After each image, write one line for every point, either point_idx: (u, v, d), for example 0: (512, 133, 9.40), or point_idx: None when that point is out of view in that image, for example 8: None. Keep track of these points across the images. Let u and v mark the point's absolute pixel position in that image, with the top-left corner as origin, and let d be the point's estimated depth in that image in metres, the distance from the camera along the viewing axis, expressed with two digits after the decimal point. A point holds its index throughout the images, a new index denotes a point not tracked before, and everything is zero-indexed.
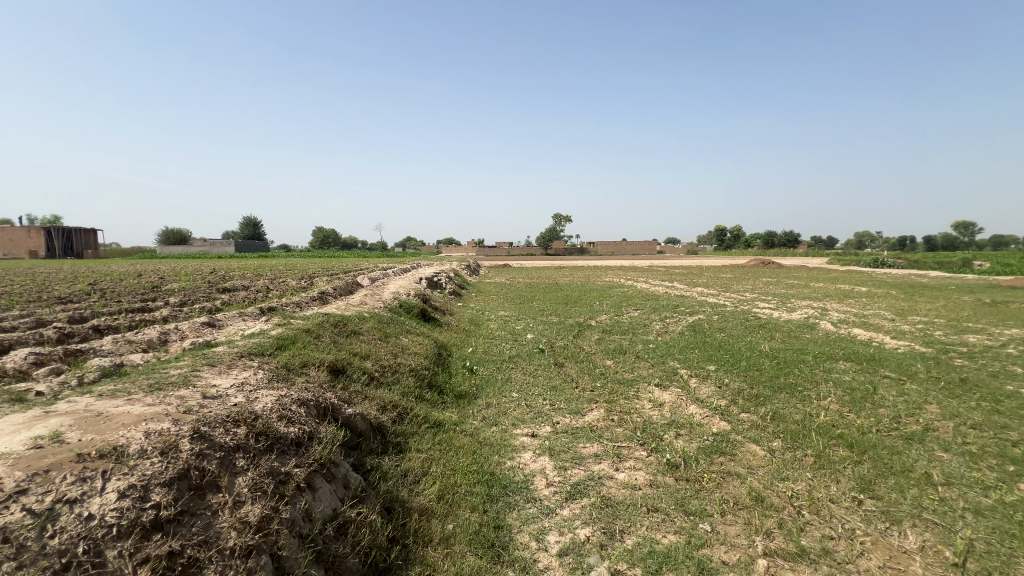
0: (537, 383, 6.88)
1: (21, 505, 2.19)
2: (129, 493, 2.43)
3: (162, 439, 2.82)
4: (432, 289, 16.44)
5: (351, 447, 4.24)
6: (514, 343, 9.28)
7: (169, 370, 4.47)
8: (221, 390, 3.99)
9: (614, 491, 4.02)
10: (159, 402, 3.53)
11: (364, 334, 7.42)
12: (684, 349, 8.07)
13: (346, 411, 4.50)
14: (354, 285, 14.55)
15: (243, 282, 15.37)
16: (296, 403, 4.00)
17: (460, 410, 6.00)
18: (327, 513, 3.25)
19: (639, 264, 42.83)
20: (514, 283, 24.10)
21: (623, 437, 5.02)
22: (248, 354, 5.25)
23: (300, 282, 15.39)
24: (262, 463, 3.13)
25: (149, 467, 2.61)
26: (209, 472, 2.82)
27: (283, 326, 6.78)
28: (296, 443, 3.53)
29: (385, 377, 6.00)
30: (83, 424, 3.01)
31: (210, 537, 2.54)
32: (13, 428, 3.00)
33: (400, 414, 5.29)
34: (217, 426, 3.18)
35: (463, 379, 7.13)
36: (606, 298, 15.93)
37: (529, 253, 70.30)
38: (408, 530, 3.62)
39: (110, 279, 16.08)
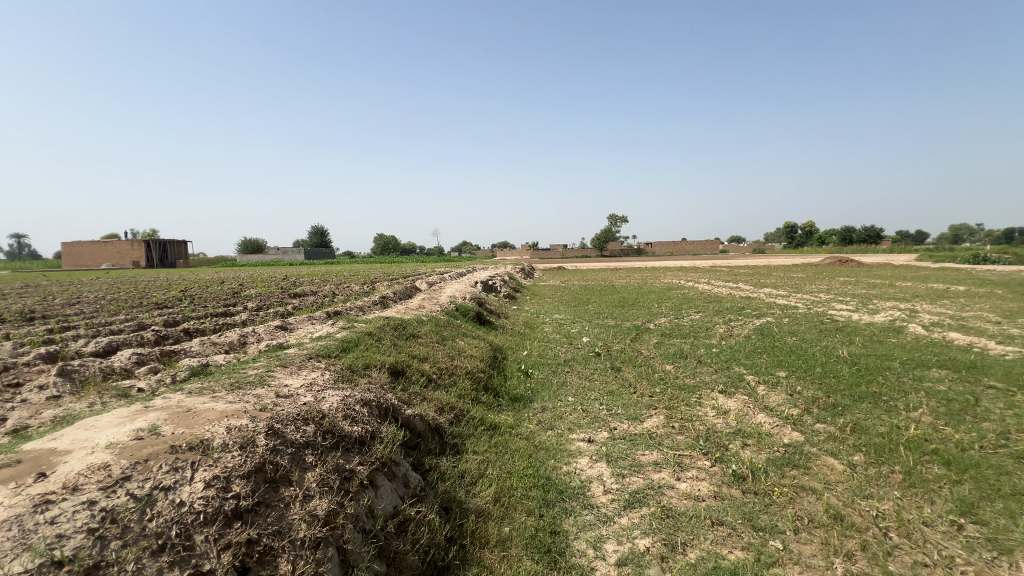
0: (593, 388, 6.77)
1: (125, 490, 2.44)
2: (214, 483, 2.65)
3: (241, 434, 3.05)
4: (486, 292, 16.65)
5: (410, 447, 4.38)
6: (569, 347, 9.19)
7: (247, 370, 4.83)
8: (292, 389, 4.27)
9: (676, 502, 3.86)
10: (239, 400, 3.82)
11: (423, 337, 7.65)
12: (751, 354, 7.62)
13: (405, 412, 4.65)
14: (413, 289, 15.07)
15: (312, 287, 16.40)
16: (359, 403, 4.19)
17: (515, 413, 6.03)
18: (389, 510, 3.38)
19: (701, 265, 41.07)
20: (569, 285, 23.93)
21: (684, 445, 4.82)
22: (316, 355, 5.58)
23: (363, 287, 16.16)
24: (329, 460, 3.30)
25: (231, 459, 2.83)
26: (282, 466, 3.02)
27: (348, 329, 7.16)
28: (359, 441, 3.70)
29: (443, 379, 6.16)
30: (175, 418, 3.32)
31: (283, 528, 2.71)
32: (119, 420, 3.36)
33: (457, 415, 5.40)
34: (289, 423, 3.40)
35: (519, 382, 7.16)
36: (665, 300, 15.38)
37: (584, 255, 69.64)
38: (465, 531, 3.67)
39: (198, 285, 17.78)
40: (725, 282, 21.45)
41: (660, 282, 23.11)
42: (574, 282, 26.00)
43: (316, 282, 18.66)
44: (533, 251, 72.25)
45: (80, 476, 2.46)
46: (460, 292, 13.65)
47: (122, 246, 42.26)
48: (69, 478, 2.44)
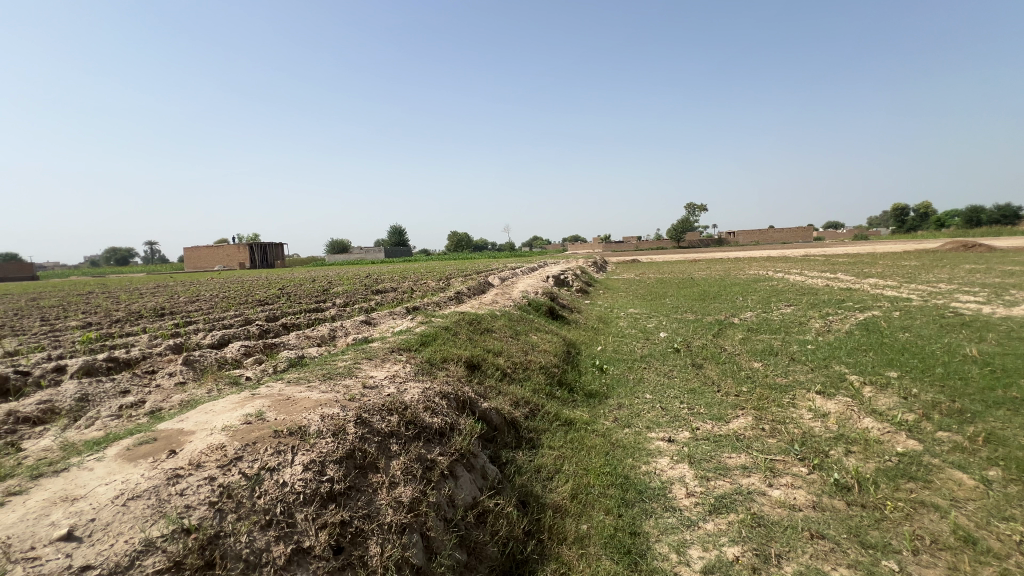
0: (673, 385, 6.48)
1: (238, 469, 2.71)
2: (311, 466, 2.87)
3: (333, 422, 3.28)
4: (558, 286, 16.54)
5: (487, 439, 4.47)
6: (646, 342, 8.88)
7: (337, 362, 5.18)
8: (377, 380, 4.52)
9: (768, 510, 3.58)
10: (331, 389, 4.12)
11: (497, 332, 7.76)
12: (855, 352, 6.87)
13: (482, 405, 4.74)
14: (486, 284, 15.37)
15: (393, 284, 17.33)
16: (438, 395, 4.34)
17: (591, 410, 5.93)
18: (468, 501, 3.47)
19: (791, 254, 37.85)
20: (644, 278, 23.12)
21: (776, 449, 4.46)
22: (398, 349, 5.86)
23: (438, 284, 16.76)
24: (411, 449, 3.46)
25: (325, 445, 3.05)
26: (370, 453, 3.21)
27: (426, 323, 7.45)
28: (439, 432, 3.83)
29: (517, 373, 6.21)
30: (278, 405, 3.64)
31: (373, 511, 2.88)
32: (232, 406, 3.76)
33: (532, 410, 5.42)
34: (375, 413, 3.60)
35: (594, 378, 7.04)
36: (750, 293, 14.34)
37: (660, 246, 67.01)
38: (543, 525, 3.68)
39: (293, 284, 19.46)
40: (820, 273, 19.56)
41: (745, 274, 21.57)
42: (649, 275, 25.01)
43: (396, 279, 19.71)
44: (605, 244, 70.54)
45: (202, 454, 2.77)
46: (532, 287, 13.68)
47: (230, 249, 47.28)
48: (193, 456, 2.76)
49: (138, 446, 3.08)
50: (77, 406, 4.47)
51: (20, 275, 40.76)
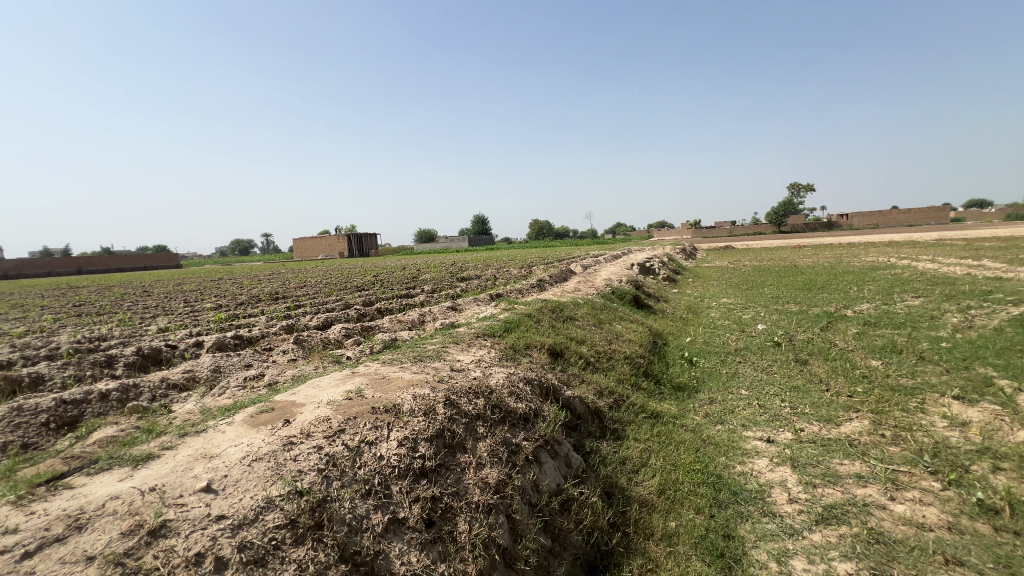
0: (773, 382, 5.97)
1: (341, 440, 2.95)
2: (405, 442, 3.05)
3: (425, 402, 3.45)
4: (644, 275, 15.92)
5: (571, 427, 4.45)
6: (741, 335, 8.25)
7: (427, 346, 5.43)
8: (464, 364, 4.69)
9: (890, 527, 3.18)
10: (422, 371, 4.34)
11: (580, 320, 7.66)
12: (1006, 352, 5.82)
13: (565, 393, 4.72)
14: (568, 272, 15.24)
15: (476, 271, 17.82)
16: (522, 380, 4.40)
17: (678, 403, 5.66)
18: (553, 488, 3.49)
19: (921, 239, 32.94)
20: (739, 266, 21.50)
21: (901, 459, 3.94)
22: (483, 334, 6.00)
23: (520, 271, 16.91)
24: (497, 433, 3.54)
25: (417, 424, 3.22)
26: (458, 434, 3.33)
27: (509, 310, 7.57)
28: (523, 417, 3.89)
29: (600, 363, 6.10)
30: (375, 383, 3.91)
31: (461, 490, 3.00)
32: (335, 382, 4.10)
33: (616, 400, 5.30)
34: (463, 395, 3.74)
35: (682, 370, 6.70)
36: (868, 282, 12.72)
37: (756, 232, 61.88)
38: (629, 519, 3.59)
39: (386, 272, 20.83)
40: (960, 259, 16.77)
41: (861, 261, 19.15)
42: (745, 263, 23.15)
43: (479, 267, 20.22)
44: (694, 229, 66.61)
45: (312, 425, 3.06)
46: (615, 275, 13.31)
47: (330, 239, 51.59)
48: (304, 426, 3.06)
49: (260, 414, 3.47)
50: (212, 377, 5.16)
51: (168, 265, 47.84)
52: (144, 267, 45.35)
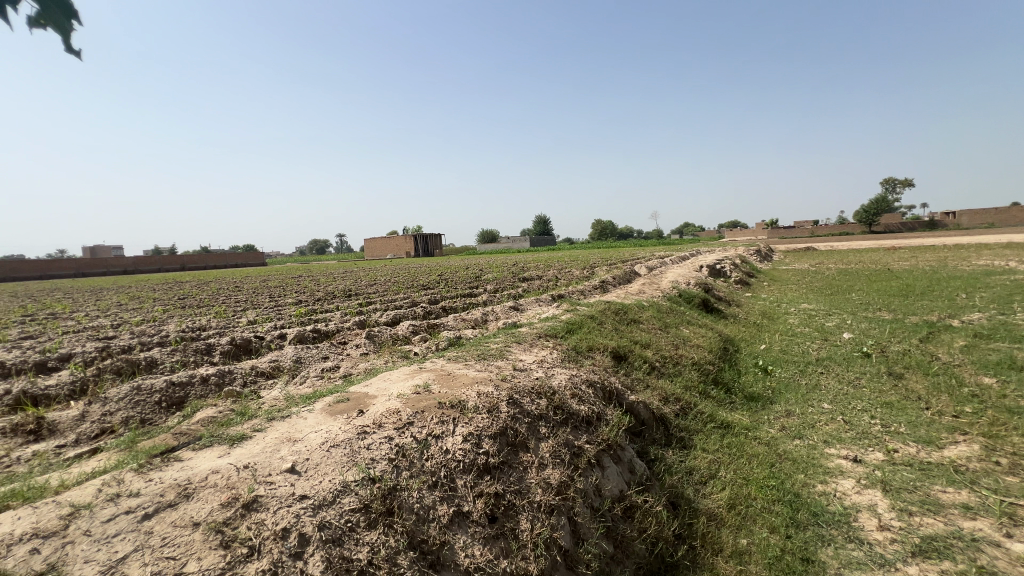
0: (861, 397, 5.46)
1: (410, 432, 3.08)
2: (470, 438, 3.13)
3: (488, 400, 3.53)
4: (714, 277, 15.16)
5: (635, 433, 4.34)
6: (824, 344, 7.62)
7: (490, 344, 5.53)
8: (526, 364, 4.73)
9: (1004, 567, 2.81)
10: (485, 369, 4.43)
11: (645, 323, 7.44)
12: None
13: (629, 398, 4.61)
14: (632, 274, 14.86)
15: (538, 272, 17.85)
16: (585, 383, 4.36)
17: (751, 414, 5.34)
18: (616, 493, 3.42)
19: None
20: (822, 269, 19.85)
21: (1020, 492, 3.46)
22: (545, 335, 6.01)
23: (582, 272, 16.71)
24: (559, 434, 3.54)
25: (481, 421, 3.30)
26: (521, 433, 3.37)
27: (571, 311, 7.51)
28: (586, 420, 3.86)
29: (666, 368, 5.89)
30: (441, 380, 4.05)
31: (523, 488, 3.03)
32: (404, 376, 4.29)
33: (683, 408, 5.09)
34: (526, 395, 3.78)
35: (756, 379, 6.30)
36: (980, 289, 11.27)
37: (842, 232, 56.87)
38: (696, 532, 3.45)
39: (450, 271, 21.47)
40: None
41: (972, 265, 16.98)
42: (828, 266, 21.31)
43: (540, 267, 20.25)
44: (770, 229, 62.42)
45: (383, 416, 3.22)
46: (683, 277, 12.79)
47: (398, 240, 53.93)
48: (376, 416, 3.22)
49: (337, 403, 3.71)
50: (294, 367, 5.59)
51: (256, 263, 52.29)
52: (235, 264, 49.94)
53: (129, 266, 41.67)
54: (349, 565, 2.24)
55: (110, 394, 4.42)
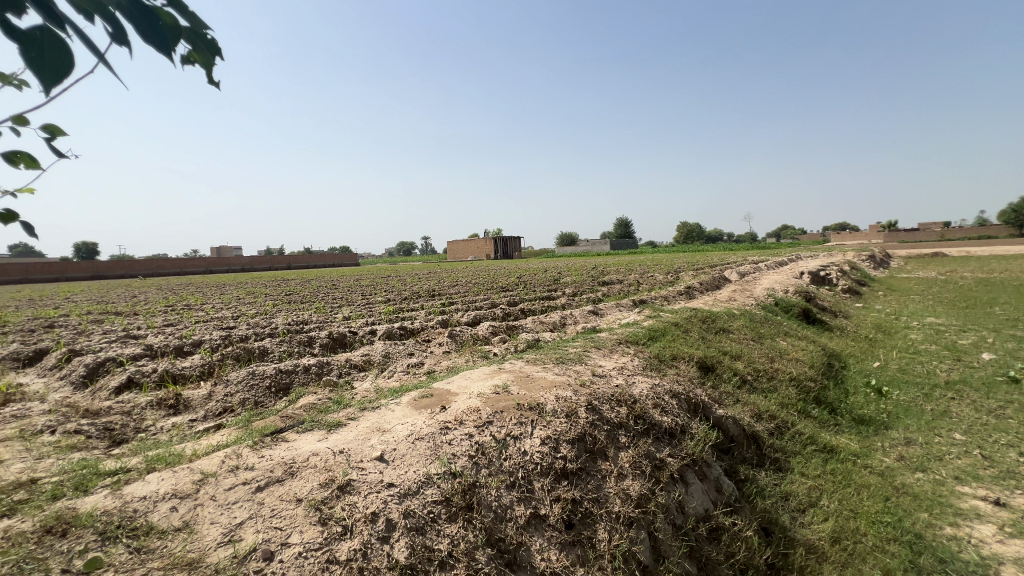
0: (1005, 429, 4.66)
1: (490, 431, 3.15)
2: (547, 442, 3.13)
3: (567, 405, 3.50)
4: (817, 286, 13.78)
5: (723, 450, 4.07)
6: (957, 365, 6.60)
7: (569, 348, 5.49)
8: (606, 370, 4.63)
9: None
10: (564, 373, 4.41)
11: (735, 332, 6.95)
12: None
13: (717, 412, 4.33)
14: (722, 280, 13.96)
15: (619, 276, 17.43)
16: (668, 393, 4.17)
17: (861, 440, 4.78)
18: (700, 512, 3.24)
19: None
20: (954, 278, 17.20)
21: None
22: (626, 341, 5.85)
23: (665, 277, 16.03)
24: (640, 444, 3.43)
25: (560, 425, 3.29)
26: (599, 441, 3.31)
27: (654, 318, 7.23)
28: (669, 432, 3.69)
29: (760, 382, 5.46)
30: (520, 381, 4.09)
31: (602, 497, 2.97)
32: (484, 376, 4.40)
33: (778, 426, 4.68)
34: (605, 402, 3.70)
35: (867, 401, 5.63)
36: None
37: (981, 236, 49.00)
38: (792, 563, 3.15)
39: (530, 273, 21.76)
40: None
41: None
42: (963, 274, 18.42)
43: (621, 271, 19.74)
44: (887, 233, 55.44)
45: (464, 413, 3.33)
46: (780, 284, 11.77)
47: (479, 242, 55.52)
48: (457, 413, 3.34)
49: (422, 398, 3.90)
50: (383, 362, 5.96)
51: (351, 263, 56.68)
52: (332, 264, 54.50)
53: (247, 265, 47.13)
54: (431, 555, 2.34)
55: (232, 377, 5.03)
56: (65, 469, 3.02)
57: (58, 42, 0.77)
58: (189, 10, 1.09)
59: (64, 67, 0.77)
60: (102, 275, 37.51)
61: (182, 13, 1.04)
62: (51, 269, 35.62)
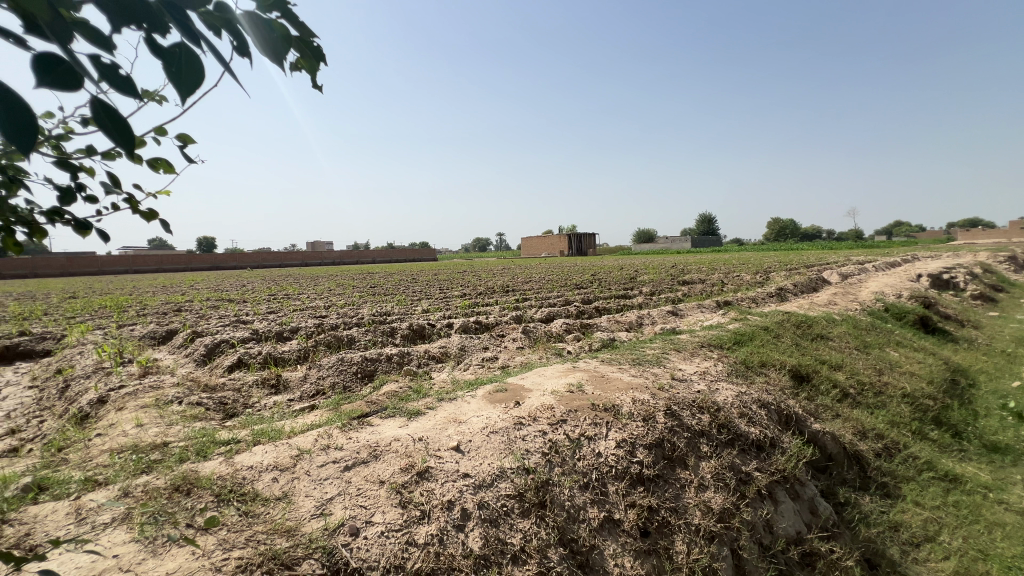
0: None
1: (564, 430, 3.13)
2: (623, 445, 3.05)
3: (644, 408, 3.39)
4: (939, 291, 12.08)
5: (819, 468, 3.72)
6: None
7: (647, 350, 5.30)
8: (686, 374, 4.42)
9: None
10: (641, 375, 4.27)
11: (836, 340, 6.30)
12: None
13: (813, 426, 3.96)
14: (820, 282, 12.72)
15: (701, 275, 16.48)
16: (757, 403, 3.89)
17: (994, 471, 4.13)
18: (791, 534, 3.00)
19: None
20: None
21: None
22: (709, 345, 5.53)
23: (753, 277, 14.93)
24: (724, 455, 3.23)
25: (636, 429, 3.20)
26: (679, 448, 3.17)
27: (740, 321, 6.77)
28: (757, 445, 3.45)
29: (865, 397, 4.91)
30: (594, 381, 4.02)
31: (680, 507, 2.85)
32: (558, 374, 4.38)
33: (888, 448, 4.17)
34: (686, 408, 3.53)
35: (1003, 426, 4.84)
36: None
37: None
38: None
39: (604, 270, 21.36)
40: None
41: None
42: None
43: (703, 271, 18.72)
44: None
45: (538, 410, 3.34)
46: (893, 288, 10.47)
47: (553, 239, 55.44)
48: (531, 409, 3.36)
49: (497, 392, 3.98)
50: (459, 354, 6.15)
51: (429, 258, 59.24)
52: (412, 258, 57.26)
53: (336, 259, 50.93)
54: (504, 547, 2.38)
55: (324, 362, 5.46)
56: (189, 436, 3.45)
57: (192, 54, 0.86)
58: (300, 21, 1.16)
59: (196, 78, 0.85)
60: (218, 266, 42.51)
61: (294, 23, 1.11)
62: (179, 261, 40.95)
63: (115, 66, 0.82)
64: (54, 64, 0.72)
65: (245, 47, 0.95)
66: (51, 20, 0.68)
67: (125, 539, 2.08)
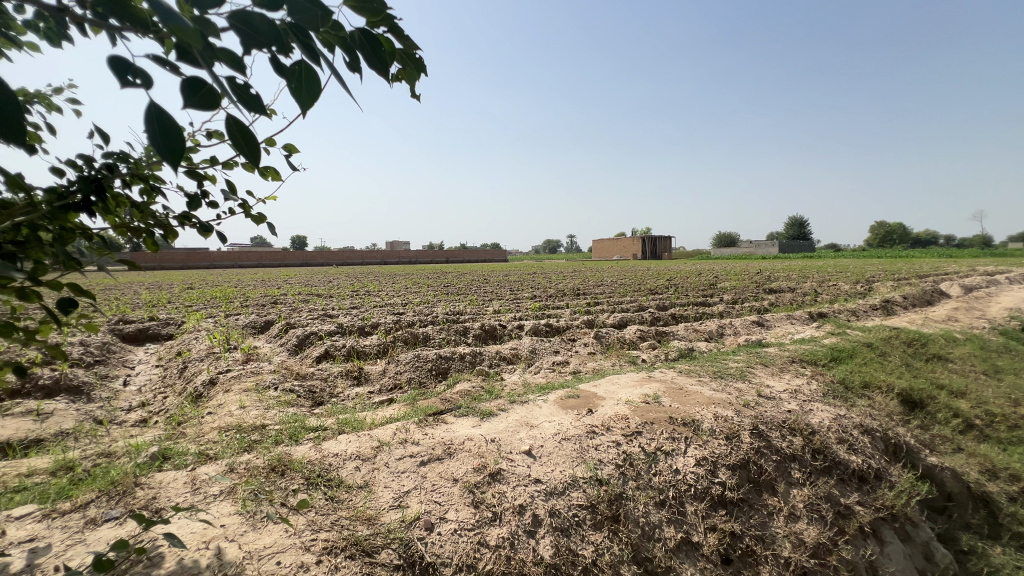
0: None
1: (639, 442, 3.01)
2: (703, 463, 2.88)
3: (727, 425, 3.18)
4: None
5: (935, 509, 3.29)
6: None
7: (729, 362, 4.98)
8: (775, 391, 4.08)
9: None
10: (723, 389, 4.01)
11: (958, 363, 5.53)
12: None
13: (928, 460, 3.51)
14: (936, 295, 11.23)
15: (790, 283, 15.23)
16: (859, 428, 3.51)
17: None
18: None
19: None
20: None
21: None
22: (801, 360, 5.08)
23: (852, 287, 13.53)
24: (819, 484, 2.95)
25: (718, 446, 3.01)
26: (766, 471, 2.94)
27: (838, 335, 6.15)
28: (858, 475, 3.11)
29: (995, 431, 4.25)
30: (671, 393, 3.84)
31: (767, 537, 2.65)
32: (633, 383, 4.23)
33: None
34: (775, 428, 3.26)
35: None
36: None
37: None
38: None
39: (680, 275, 20.47)
40: None
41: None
42: None
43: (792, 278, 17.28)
44: None
45: (612, 420, 3.25)
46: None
47: (625, 242, 54.10)
48: (605, 419, 3.27)
49: (569, 398, 3.93)
50: (530, 357, 6.18)
51: (500, 258, 60.28)
52: (484, 259, 58.60)
53: (413, 258, 53.43)
54: (576, 559, 2.34)
55: (403, 358, 5.73)
56: (283, 420, 3.78)
57: (309, 70, 0.92)
58: (404, 34, 1.21)
59: (312, 92, 0.92)
60: (309, 263, 46.26)
61: (400, 36, 1.16)
62: (277, 257, 45.10)
63: (247, 85, 0.91)
64: (198, 86, 0.82)
65: (356, 62, 1.00)
66: (202, 48, 0.77)
67: (230, 511, 2.30)
